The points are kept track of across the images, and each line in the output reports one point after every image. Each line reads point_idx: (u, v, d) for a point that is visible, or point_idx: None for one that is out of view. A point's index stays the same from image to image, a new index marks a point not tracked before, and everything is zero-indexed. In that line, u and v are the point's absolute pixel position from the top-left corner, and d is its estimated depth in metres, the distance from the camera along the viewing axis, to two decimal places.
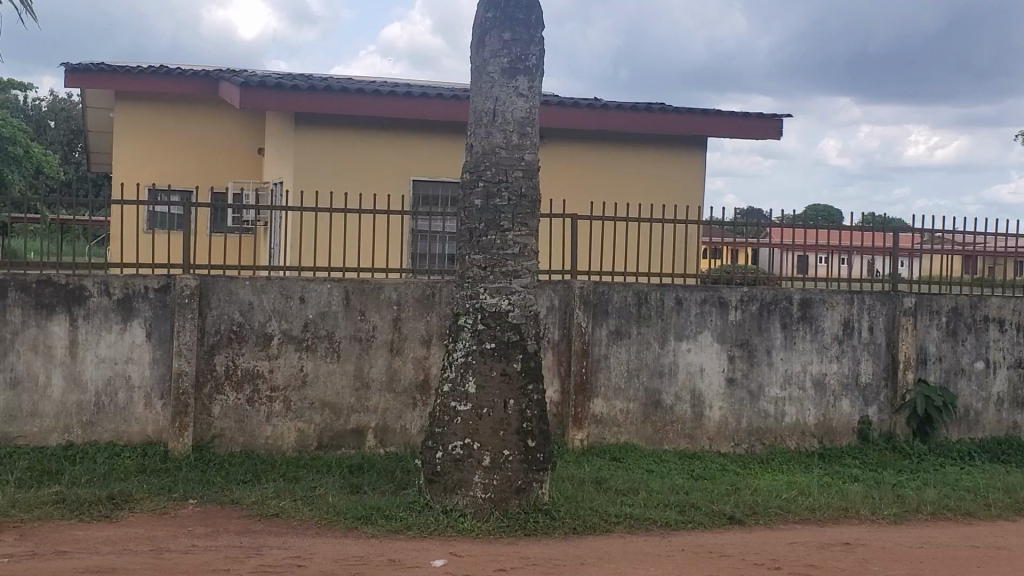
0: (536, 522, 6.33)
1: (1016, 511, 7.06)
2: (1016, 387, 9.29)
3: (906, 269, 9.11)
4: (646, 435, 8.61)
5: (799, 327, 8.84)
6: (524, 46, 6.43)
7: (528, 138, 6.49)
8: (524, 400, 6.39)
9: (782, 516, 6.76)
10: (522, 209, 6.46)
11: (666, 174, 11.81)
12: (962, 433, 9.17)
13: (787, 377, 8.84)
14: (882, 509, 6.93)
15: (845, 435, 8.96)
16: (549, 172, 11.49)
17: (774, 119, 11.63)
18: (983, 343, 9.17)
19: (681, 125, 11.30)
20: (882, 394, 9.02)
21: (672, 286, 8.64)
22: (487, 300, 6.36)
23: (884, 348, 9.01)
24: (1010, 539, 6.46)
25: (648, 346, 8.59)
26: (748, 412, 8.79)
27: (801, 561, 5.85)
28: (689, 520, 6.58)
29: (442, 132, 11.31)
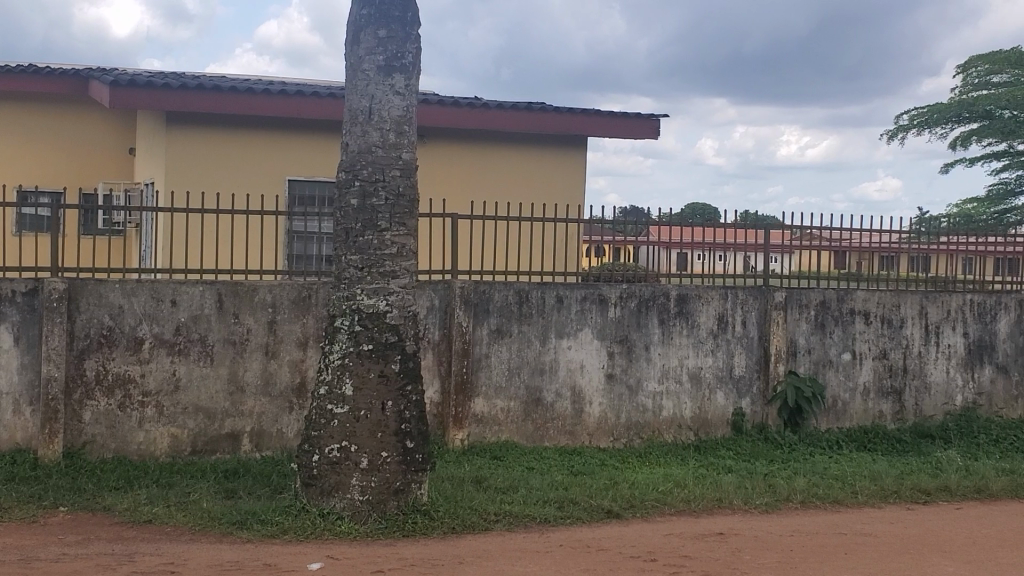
0: (414, 523, 6.31)
1: (883, 499, 7.28)
2: (882, 377, 9.53)
3: (778, 265, 9.34)
4: (526, 433, 8.64)
5: (675, 322, 8.98)
6: (399, 43, 6.41)
7: (405, 137, 6.45)
8: (402, 401, 6.37)
9: (658, 509, 6.86)
10: (399, 209, 6.43)
11: (545, 172, 11.88)
12: (830, 423, 9.41)
13: (664, 372, 8.97)
14: (754, 499, 7.07)
15: (719, 427, 9.13)
16: (429, 171, 11.45)
17: (652, 119, 11.74)
18: (850, 334, 9.42)
19: (559, 124, 11.38)
20: (755, 386, 9.22)
21: (552, 284, 8.70)
22: (364, 301, 6.31)
23: (756, 341, 9.21)
24: (877, 525, 6.65)
25: (528, 345, 8.63)
26: (626, 407, 8.89)
27: (676, 552, 5.95)
28: (567, 515, 6.63)
29: (318, 132, 11.20)
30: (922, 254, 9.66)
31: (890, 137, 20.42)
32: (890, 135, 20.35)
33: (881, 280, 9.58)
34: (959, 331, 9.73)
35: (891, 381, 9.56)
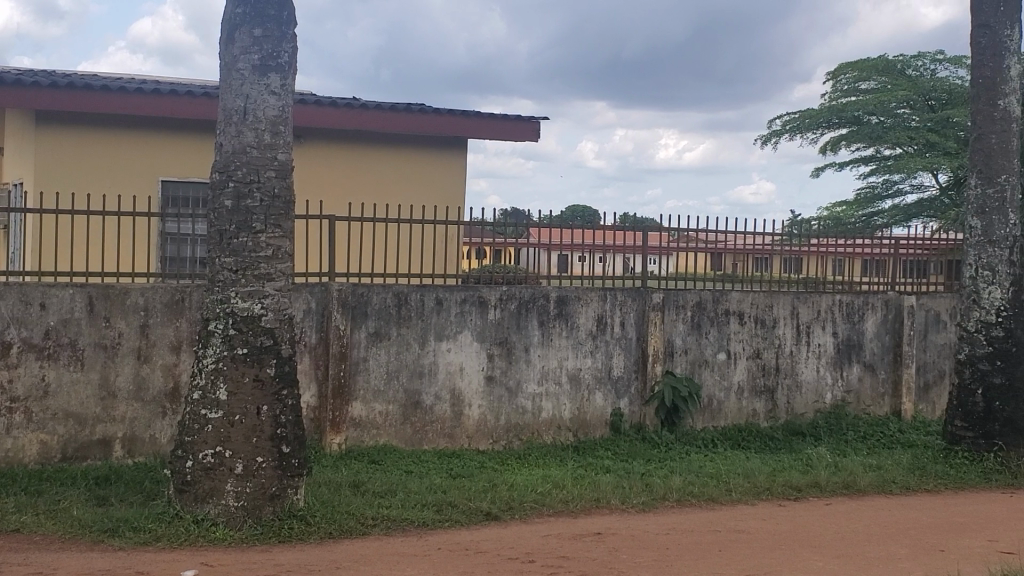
0: (290, 528, 6.21)
1: (756, 496, 7.43)
2: (756, 376, 9.73)
3: (656, 266, 9.44)
4: (404, 437, 8.59)
5: (555, 323, 9.03)
6: (275, 42, 6.30)
7: (280, 138, 6.35)
8: (278, 406, 6.27)
9: (536, 510, 6.88)
10: (274, 210, 6.32)
11: (425, 174, 11.84)
12: (706, 422, 9.56)
13: (543, 374, 9.01)
14: (632, 498, 7.14)
15: (598, 427, 9.21)
16: (306, 172, 11.30)
17: (532, 121, 11.75)
18: (724, 335, 9.59)
19: (439, 126, 11.35)
20: (633, 386, 9.33)
21: (431, 286, 8.66)
22: (238, 304, 6.19)
23: (634, 342, 9.31)
24: (749, 522, 6.78)
25: (407, 347, 8.58)
26: (506, 409, 8.91)
27: (554, 553, 5.97)
28: (445, 518, 6.60)
29: (193, 132, 10.95)
30: (794, 255, 9.89)
31: (764, 143, 20.90)
32: (765, 140, 20.83)
33: (755, 280, 9.78)
34: (828, 331, 9.99)
35: (764, 380, 9.77)
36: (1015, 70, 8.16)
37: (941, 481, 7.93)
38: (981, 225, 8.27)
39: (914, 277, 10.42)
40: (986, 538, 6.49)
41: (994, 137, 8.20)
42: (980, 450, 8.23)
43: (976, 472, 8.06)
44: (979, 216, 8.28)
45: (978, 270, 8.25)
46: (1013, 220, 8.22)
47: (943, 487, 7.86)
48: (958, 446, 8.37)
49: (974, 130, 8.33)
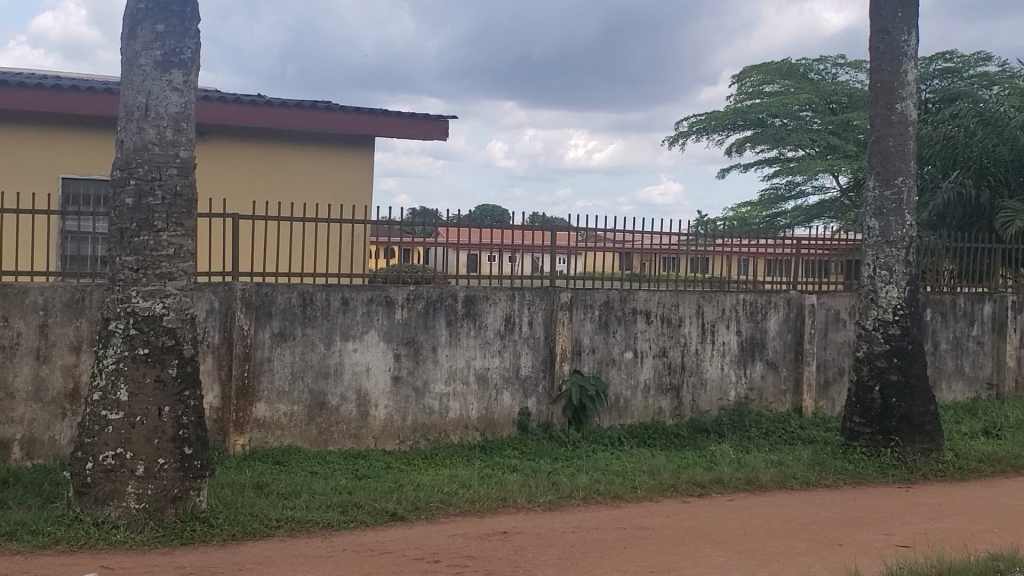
0: (193, 530, 6.11)
1: (661, 493, 7.51)
2: (662, 374, 9.84)
3: (565, 266, 9.43)
4: (310, 438, 8.52)
5: (463, 323, 9.03)
6: (178, 38, 6.20)
7: (183, 135, 6.25)
8: (180, 407, 6.17)
9: (443, 510, 6.88)
10: (176, 209, 6.22)
11: (331, 174, 11.76)
12: (612, 420, 9.64)
13: (450, 374, 9.00)
14: (538, 497, 7.17)
15: (505, 426, 9.23)
16: (211, 170, 11.15)
17: (440, 120, 11.71)
18: (631, 334, 9.69)
19: (347, 124, 11.28)
20: (541, 385, 9.38)
21: (337, 286, 8.60)
22: (139, 303, 6.08)
23: (542, 342, 9.36)
24: (654, 519, 6.86)
25: (312, 348, 8.51)
26: (413, 409, 8.88)
27: (460, 553, 5.97)
28: (351, 519, 6.57)
29: (93, 129, 10.70)
30: (701, 255, 9.99)
31: (674, 143, 21.22)
32: (675, 141, 21.15)
33: (662, 280, 9.87)
34: (732, 329, 10.16)
35: (670, 378, 9.89)
36: (912, 75, 8.38)
37: (841, 476, 8.11)
38: (879, 225, 8.47)
39: (815, 276, 10.61)
40: (883, 531, 6.65)
41: (892, 139, 8.40)
42: (878, 446, 8.44)
43: (874, 467, 8.26)
44: (877, 217, 8.47)
45: (876, 270, 8.44)
46: (910, 221, 8.43)
47: (842, 482, 8.04)
48: (857, 441, 8.58)
49: (873, 133, 8.53)
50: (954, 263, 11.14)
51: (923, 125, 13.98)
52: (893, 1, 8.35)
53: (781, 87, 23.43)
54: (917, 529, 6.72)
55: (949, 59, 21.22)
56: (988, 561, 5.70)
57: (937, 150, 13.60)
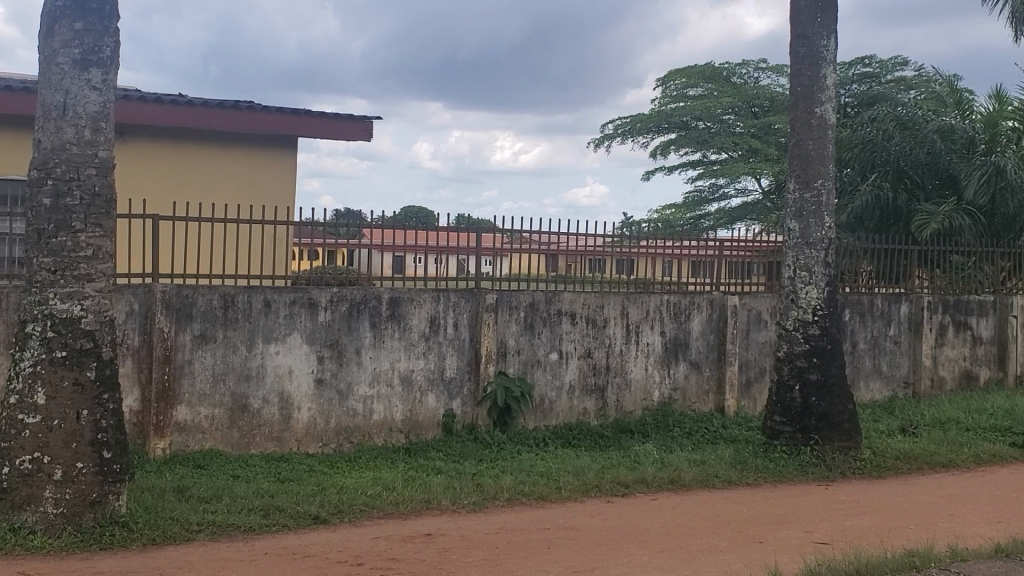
0: (112, 535, 6.01)
1: (585, 493, 7.55)
2: (587, 375, 9.90)
3: (491, 267, 9.45)
4: (231, 441, 8.43)
5: (387, 325, 9.00)
6: (97, 37, 6.10)
7: (102, 135, 6.14)
8: (98, 410, 6.06)
9: (367, 513, 6.85)
10: (95, 209, 6.12)
11: (254, 174, 11.64)
12: (537, 421, 9.67)
13: (375, 376, 8.97)
14: (462, 499, 7.17)
15: (430, 428, 9.21)
16: (129, 171, 10.99)
17: (365, 121, 11.65)
18: (556, 335, 9.72)
19: (270, 124, 11.18)
20: (466, 387, 9.37)
21: (259, 288, 8.53)
22: (57, 305, 5.97)
23: (467, 343, 9.36)
24: (577, 519, 6.89)
25: (234, 350, 8.42)
26: (336, 412, 8.82)
27: (383, 556, 5.95)
28: (273, 523, 6.51)
29: (11, 128, 10.49)
30: (627, 256, 10.06)
31: (600, 145, 21.42)
32: (602, 143, 21.35)
33: (587, 281, 9.92)
34: (656, 330, 10.25)
35: (595, 378, 9.94)
36: (831, 79, 8.53)
37: (762, 474, 8.22)
38: (799, 227, 8.60)
39: (738, 277, 10.74)
40: (802, 529, 6.75)
41: (811, 142, 8.54)
42: (798, 444, 8.57)
43: (794, 465, 8.38)
44: (797, 219, 8.61)
45: (796, 270, 8.57)
46: (829, 222, 8.58)
47: (762, 481, 8.15)
48: (777, 440, 8.70)
49: (793, 136, 8.67)
50: (871, 263, 11.37)
51: (842, 128, 14.24)
52: (812, 6, 8.49)
53: (705, 91, 23.71)
54: (836, 526, 6.83)
55: (868, 64, 21.63)
56: (903, 557, 5.81)
57: (856, 152, 13.85)
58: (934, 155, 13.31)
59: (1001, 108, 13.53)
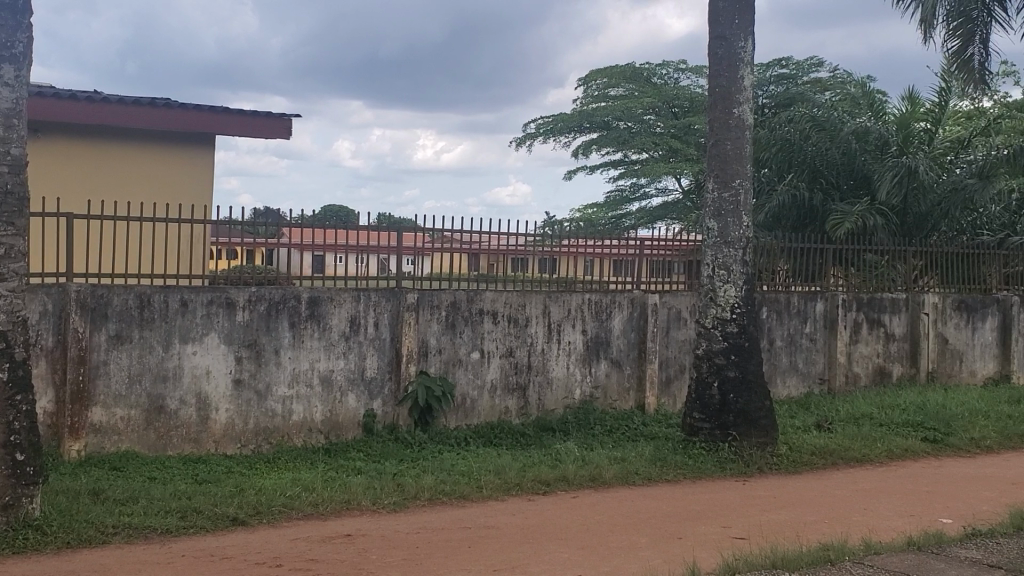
0: (25, 538, 5.90)
1: (506, 492, 7.57)
2: (508, 374, 9.91)
3: (412, 267, 9.43)
4: (148, 443, 8.31)
5: (306, 325, 8.93)
6: (9, 32, 5.96)
7: (14, 132, 6.01)
8: (12, 412, 5.92)
9: (286, 514, 6.80)
10: (7, 208, 5.99)
11: (170, 172, 11.47)
12: (459, 420, 9.67)
13: (294, 376, 8.89)
14: (383, 499, 7.15)
15: (350, 429, 9.15)
16: (42, 168, 10.75)
17: (284, 119, 11.55)
18: (478, 334, 9.73)
19: (188, 122, 11.02)
20: (386, 387, 9.33)
21: (176, 287, 8.41)
22: None
23: (388, 343, 9.32)
24: (498, 518, 6.90)
25: (150, 351, 8.30)
26: (255, 413, 8.73)
27: (303, 557, 5.90)
28: (190, 525, 6.43)
29: None
30: (549, 255, 10.10)
31: (523, 144, 21.50)
32: (525, 143, 21.44)
33: (509, 281, 9.94)
34: (578, 329, 10.31)
35: (516, 378, 9.96)
36: (749, 80, 8.65)
37: (681, 471, 8.31)
38: (717, 226, 8.71)
39: (659, 276, 10.84)
40: (720, 524, 6.83)
41: (729, 142, 8.65)
42: (716, 440, 8.67)
43: (712, 461, 8.48)
44: (716, 219, 8.72)
45: (714, 269, 8.67)
46: (746, 222, 8.70)
47: (681, 477, 8.24)
48: (696, 437, 8.79)
49: (712, 136, 8.77)
50: (788, 263, 11.56)
51: (759, 128, 14.44)
52: (730, 9, 8.60)
53: (626, 91, 23.89)
54: (753, 522, 6.92)
55: (785, 66, 21.97)
56: (819, 551, 5.90)
57: (773, 153, 14.06)
58: (849, 155, 13.57)
59: (913, 110, 13.83)
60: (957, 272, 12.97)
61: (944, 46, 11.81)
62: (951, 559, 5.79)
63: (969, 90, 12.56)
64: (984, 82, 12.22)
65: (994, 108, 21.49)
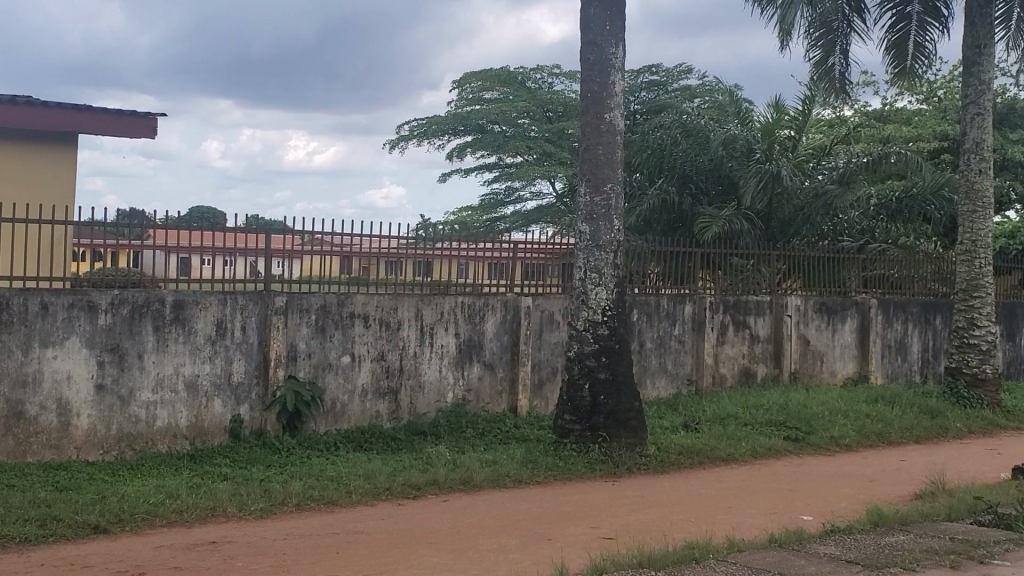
0: None
1: (375, 497, 7.53)
2: (379, 378, 9.86)
3: (281, 269, 9.33)
4: (6, 450, 8.03)
5: (171, 328, 8.74)
6: None
7: None
8: None
9: (149, 521, 6.65)
10: None
11: (30, 172, 11.11)
12: (328, 425, 9.57)
13: (158, 381, 8.69)
14: (249, 505, 7.04)
15: (216, 434, 8.99)
16: None
17: (149, 118, 11.30)
18: (348, 337, 9.65)
19: (50, 121, 10.70)
20: (254, 392, 9.19)
21: (36, 290, 8.16)
22: None
23: (255, 347, 9.18)
24: (368, 523, 6.86)
25: (9, 355, 8.04)
26: (118, 418, 8.50)
27: (167, 565, 5.78)
28: (50, 533, 6.24)
29: None
30: (424, 258, 10.09)
31: (398, 147, 21.49)
32: (399, 145, 21.46)
33: (381, 284, 9.90)
34: (450, 332, 10.32)
35: (387, 381, 9.92)
36: (619, 86, 8.78)
37: (551, 473, 8.37)
38: (589, 229, 8.80)
39: (531, 279, 10.91)
40: (589, 525, 6.91)
41: (601, 147, 8.76)
42: (586, 442, 8.74)
43: (583, 463, 8.55)
44: (588, 222, 8.80)
45: (587, 272, 8.76)
46: (617, 226, 8.81)
47: (552, 479, 8.30)
48: (567, 438, 8.85)
49: (584, 141, 8.86)
50: (659, 265, 11.76)
51: (630, 133, 14.66)
52: (602, 15, 8.72)
53: (500, 95, 23.96)
54: (621, 522, 7.01)
55: (656, 72, 22.37)
56: (684, 549, 6.00)
57: (645, 157, 14.28)
58: (717, 162, 13.90)
59: (778, 117, 14.20)
60: (819, 275, 13.36)
61: (806, 55, 12.19)
62: (812, 555, 5.95)
63: (831, 100, 12.94)
64: (845, 91, 12.61)
65: (852, 117, 22.24)
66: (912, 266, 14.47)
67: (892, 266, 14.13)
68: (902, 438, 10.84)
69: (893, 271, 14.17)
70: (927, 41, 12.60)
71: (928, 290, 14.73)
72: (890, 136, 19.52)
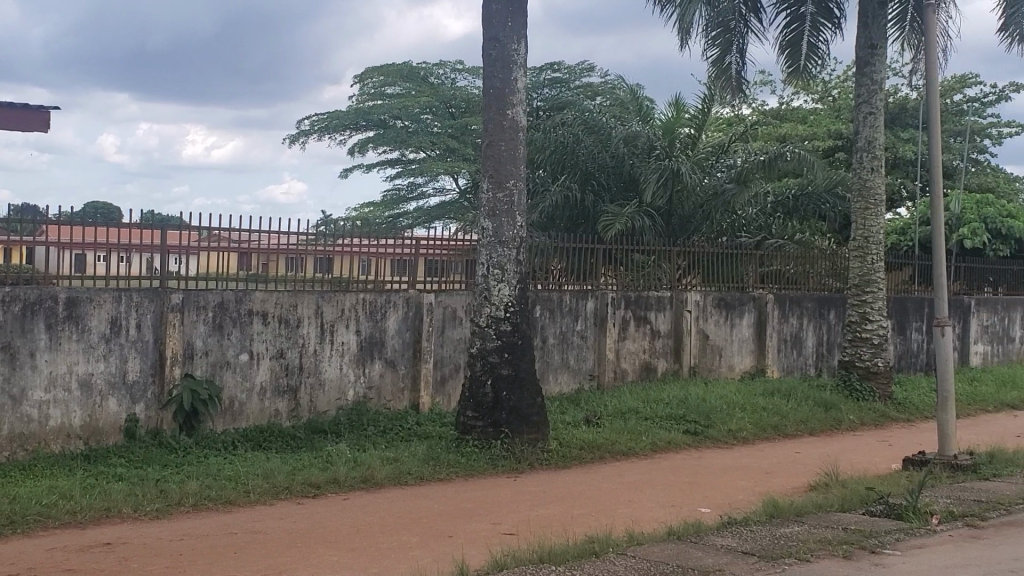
0: None
1: (274, 496, 7.46)
2: (279, 376, 9.76)
3: (178, 266, 9.18)
4: None
5: (64, 326, 8.54)
6: None
7: None
8: None
9: (41, 523, 6.50)
10: None
11: None
12: (226, 424, 9.44)
13: (51, 380, 8.48)
14: (144, 505, 6.92)
15: (111, 434, 8.81)
16: None
17: None
18: (246, 335, 9.53)
19: None
20: (149, 391, 9.03)
21: None
22: None
23: (151, 345, 9.02)
24: (267, 522, 6.79)
25: None
26: (9, 418, 8.27)
27: (60, 568, 5.66)
28: None
29: None
30: (325, 255, 10.01)
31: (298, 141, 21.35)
32: (299, 139, 21.31)
33: (281, 281, 9.80)
34: (351, 329, 10.26)
35: (287, 379, 9.82)
36: (520, 82, 8.82)
37: (452, 469, 8.37)
38: (492, 226, 8.81)
39: (433, 275, 10.89)
40: (490, 521, 6.93)
41: (503, 144, 8.78)
42: (489, 438, 8.76)
43: (484, 459, 8.57)
44: (490, 218, 8.81)
45: (489, 269, 8.77)
46: (519, 222, 8.85)
47: (453, 476, 8.31)
48: (468, 435, 8.85)
49: (486, 136, 8.87)
50: (562, 261, 11.84)
51: (533, 130, 14.72)
52: (504, 12, 8.74)
53: (402, 90, 23.92)
54: (522, 517, 7.05)
55: (558, 68, 22.53)
56: (584, 543, 6.05)
57: (548, 154, 14.36)
58: (619, 159, 14.03)
59: (679, 115, 14.39)
60: (718, 271, 13.58)
61: (704, 53, 12.36)
62: (709, 547, 6.05)
63: (729, 98, 13.15)
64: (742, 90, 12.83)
65: (751, 115, 22.65)
66: (808, 261, 14.79)
67: (788, 262, 14.43)
68: (798, 431, 11.08)
69: (789, 266, 14.47)
70: (820, 42, 12.87)
71: (822, 285, 15.07)
72: (786, 135, 19.93)
